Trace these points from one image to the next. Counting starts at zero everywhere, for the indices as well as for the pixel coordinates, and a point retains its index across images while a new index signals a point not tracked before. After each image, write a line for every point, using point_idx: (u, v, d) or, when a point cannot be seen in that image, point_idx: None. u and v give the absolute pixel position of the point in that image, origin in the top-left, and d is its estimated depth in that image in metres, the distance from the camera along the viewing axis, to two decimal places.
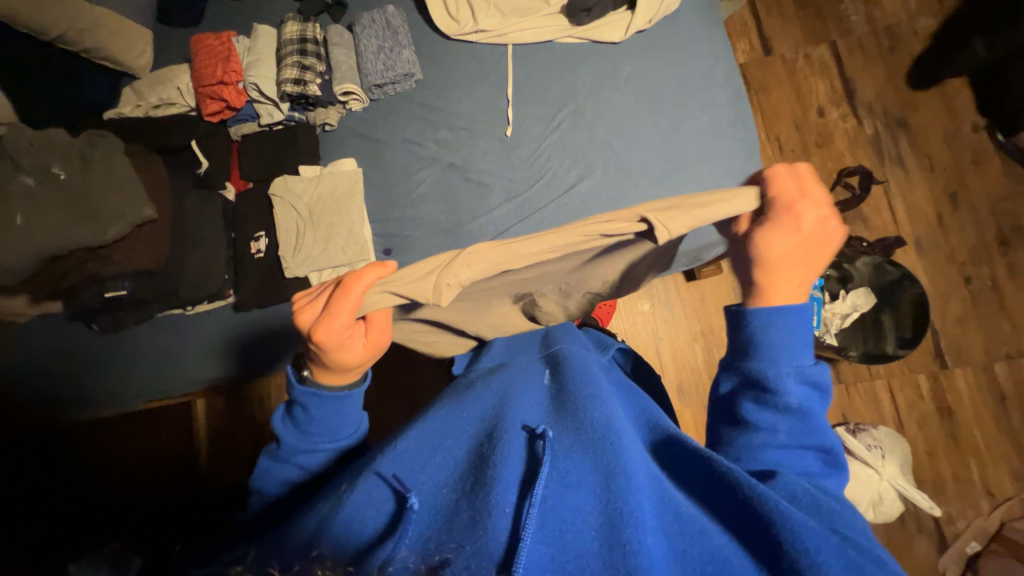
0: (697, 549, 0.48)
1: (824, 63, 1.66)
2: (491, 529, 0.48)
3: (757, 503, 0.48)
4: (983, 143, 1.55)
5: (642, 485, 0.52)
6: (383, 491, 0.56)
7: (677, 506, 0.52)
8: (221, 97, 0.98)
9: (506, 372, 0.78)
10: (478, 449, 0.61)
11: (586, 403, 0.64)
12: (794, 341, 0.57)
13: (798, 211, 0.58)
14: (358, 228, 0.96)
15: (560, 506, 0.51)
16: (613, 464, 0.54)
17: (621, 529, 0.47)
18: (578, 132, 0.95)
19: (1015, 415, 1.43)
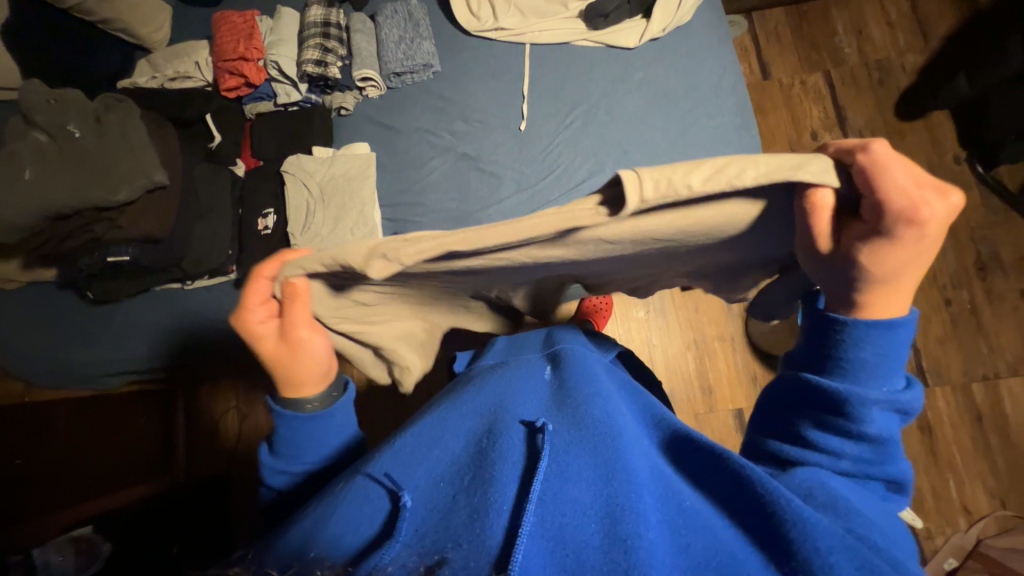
0: (701, 543, 0.48)
1: (818, 90, 1.74)
2: (489, 525, 0.49)
3: (769, 503, 0.47)
4: (964, 173, 1.63)
5: (643, 481, 0.53)
6: (382, 487, 0.56)
7: (679, 501, 0.52)
8: (241, 73, 0.99)
9: (507, 368, 0.78)
10: (476, 445, 0.61)
11: (586, 401, 0.64)
12: (888, 365, 0.53)
13: (925, 217, 0.46)
14: (369, 210, 0.96)
15: (559, 501, 0.52)
16: (613, 461, 0.55)
17: (621, 524, 0.48)
18: (588, 132, 0.98)
19: (991, 436, 1.47)
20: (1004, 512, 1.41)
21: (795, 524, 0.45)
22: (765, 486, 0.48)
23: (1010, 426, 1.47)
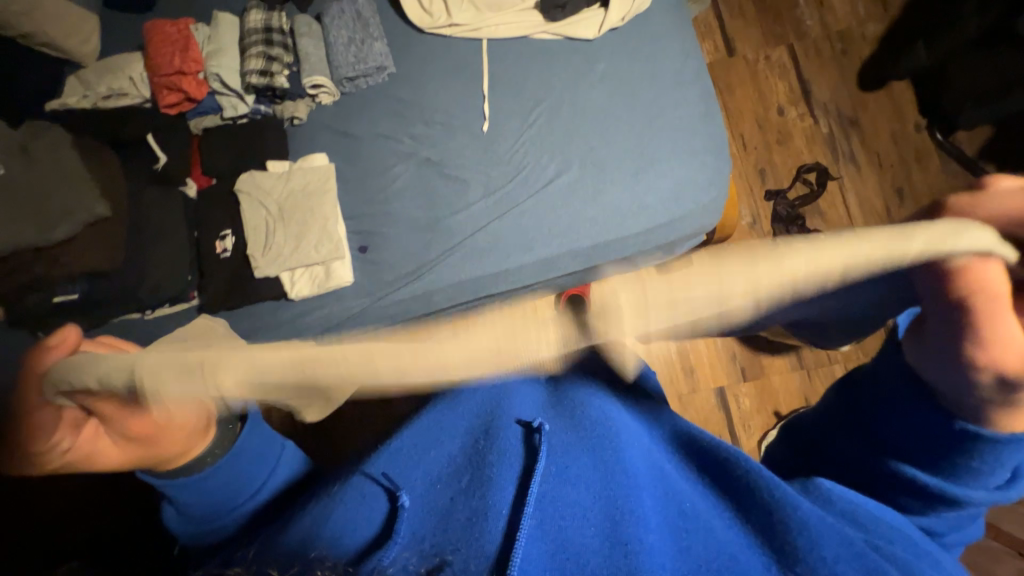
0: (699, 544, 0.49)
1: (783, 65, 1.74)
2: (487, 525, 0.49)
3: (776, 492, 0.51)
4: (924, 142, 1.66)
5: (641, 485, 0.54)
6: (379, 486, 0.55)
7: (677, 505, 0.54)
8: (179, 88, 0.94)
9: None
10: (474, 443, 0.61)
11: (588, 403, 0.66)
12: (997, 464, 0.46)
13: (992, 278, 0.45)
14: (332, 225, 0.93)
15: (558, 502, 0.52)
16: (612, 463, 0.56)
17: (620, 527, 0.49)
18: (554, 128, 0.95)
19: None
20: None
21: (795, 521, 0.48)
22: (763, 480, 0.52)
23: None
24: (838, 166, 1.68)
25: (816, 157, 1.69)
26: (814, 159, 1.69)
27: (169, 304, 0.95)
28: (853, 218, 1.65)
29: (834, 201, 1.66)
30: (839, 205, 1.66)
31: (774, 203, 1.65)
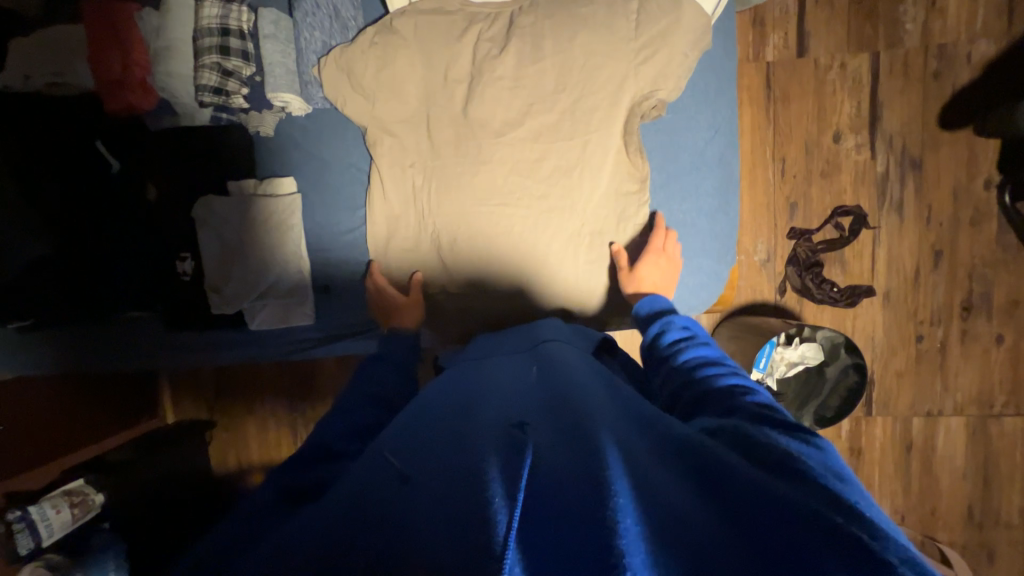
0: (671, 517, 0.45)
1: (857, 78, 1.46)
2: (488, 489, 0.48)
3: (815, 513, 0.43)
4: (988, 202, 1.46)
5: (617, 467, 0.49)
6: (389, 465, 0.57)
7: (659, 482, 0.49)
8: (127, 96, 0.94)
9: (505, 379, 0.76)
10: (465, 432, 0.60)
11: (574, 400, 0.62)
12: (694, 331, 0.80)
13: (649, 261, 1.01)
14: (295, 262, 1.01)
15: (545, 483, 0.49)
16: (590, 450, 0.52)
17: (601, 507, 0.45)
18: (529, 164, 1.00)
19: (913, 463, 1.58)
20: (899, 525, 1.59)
21: (816, 523, 0.42)
22: (796, 470, 0.49)
23: (934, 457, 1.57)
24: (880, 213, 1.50)
25: (858, 199, 1.51)
26: (856, 201, 1.51)
27: None
28: (876, 273, 1.52)
29: (862, 251, 1.52)
30: (866, 257, 1.52)
31: (795, 244, 1.52)
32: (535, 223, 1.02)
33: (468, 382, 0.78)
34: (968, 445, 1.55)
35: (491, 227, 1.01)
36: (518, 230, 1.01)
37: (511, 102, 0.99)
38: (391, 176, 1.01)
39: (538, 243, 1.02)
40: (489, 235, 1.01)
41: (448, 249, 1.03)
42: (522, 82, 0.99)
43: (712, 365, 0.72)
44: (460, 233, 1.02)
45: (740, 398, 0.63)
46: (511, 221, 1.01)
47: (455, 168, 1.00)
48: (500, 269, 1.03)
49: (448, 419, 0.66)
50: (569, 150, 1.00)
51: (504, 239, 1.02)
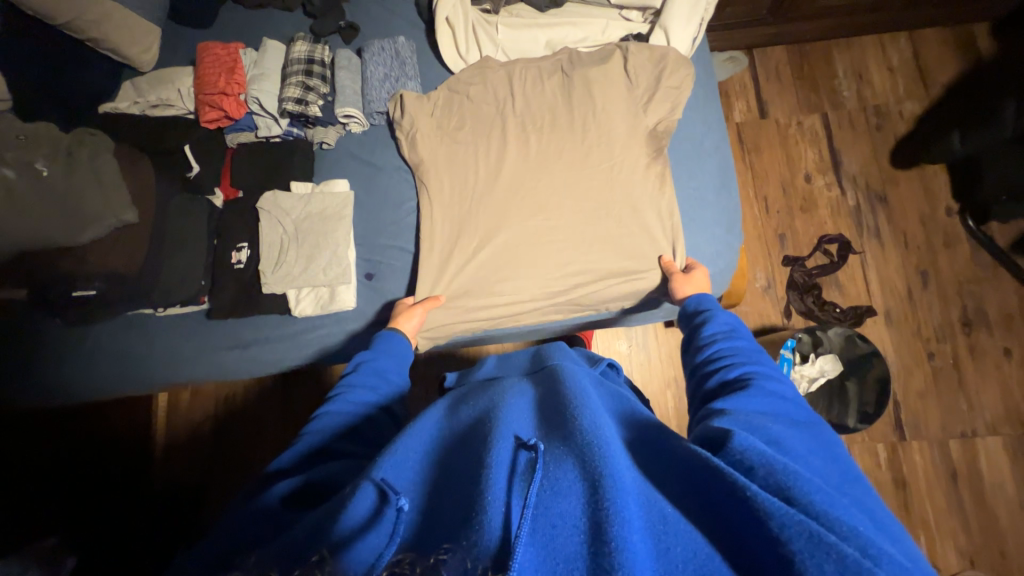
0: (681, 545, 0.43)
1: (814, 132, 1.73)
2: (486, 527, 0.43)
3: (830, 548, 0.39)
4: (954, 226, 1.62)
5: (626, 486, 0.45)
6: (382, 493, 0.51)
7: (668, 506, 0.46)
8: (220, 107, 0.98)
9: (506, 387, 0.68)
10: (464, 461, 0.54)
11: (577, 409, 0.55)
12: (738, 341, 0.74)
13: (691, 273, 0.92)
14: (342, 250, 0.96)
15: (550, 509, 0.45)
16: (594, 466, 0.47)
17: (606, 531, 0.41)
18: (552, 186, 0.98)
19: (965, 493, 1.47)
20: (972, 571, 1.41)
21: (815, 539, 0.40)
22: (806, 502, 0.44)
23: (984, 484, 1.47)
24: (862, 240, 1.65)
25: (839, 228, 1.66)
26: (837, 230, 1.66)
27: (182, 304, 0.99)
28: (872, 294, 1.61)
29: (854, 274, 1.63)
30: (859, 280, 1.63)
31: (791, 270, 1.63)
32: (563, 242, 0.97)
33: (469, 396, 0.71)
34: (1015, 469, 1.47)
35: (506, 260, 0.97)
36: (545, 256, 0.97)
37: (541, 148, 1.00)
38: (427, 193, 0.99)
39: (566, 261, 0.96)
40: (516, 265, 0.97)
41: (476, 269, 0.97)
42: (551, 122, 1.02)
43: (744, 363, 0.68)
44: (470, 273, 0.96)
45: (760, 399, 0.60)
46: (538, 242, 0.97)
47: (479, 212, 0.98)
48: (529, 291, 0.97)
49: (447, 448, 0.59)
50: (596, 170, 0.98)
51: (532, 258, 0.97)
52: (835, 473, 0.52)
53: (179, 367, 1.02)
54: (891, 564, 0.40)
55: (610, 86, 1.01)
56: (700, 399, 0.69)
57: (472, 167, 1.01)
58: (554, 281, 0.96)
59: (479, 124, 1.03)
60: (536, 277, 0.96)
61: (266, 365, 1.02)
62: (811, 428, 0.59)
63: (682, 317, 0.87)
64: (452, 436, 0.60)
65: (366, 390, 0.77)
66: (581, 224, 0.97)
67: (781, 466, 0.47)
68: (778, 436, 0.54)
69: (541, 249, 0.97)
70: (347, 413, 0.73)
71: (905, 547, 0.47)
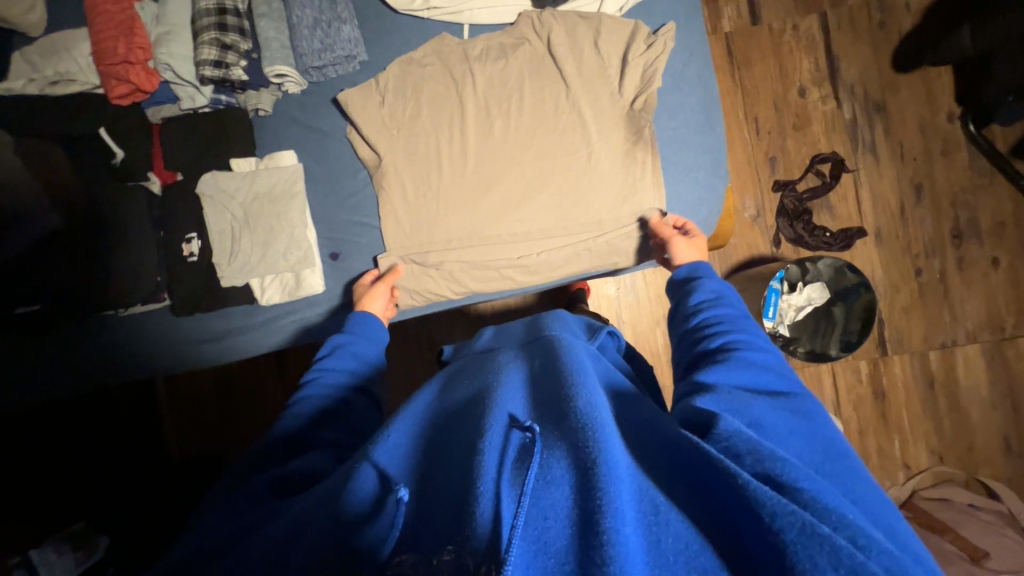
0: (673, 535, 0.42)
1: (810, 36, 1.56)
2: (476, 524, 0.43)
3: (814, 527, 0.40)
4: (954, 132, 1.53)
5: (622, 474, 0.44)
6: (380, 478, 0.53)
7: (663, 495, 0.45)
8: (128, 80, 0.85)
9: (502, 365, 0.68)
10: (457, 446, 0.53)
11: (575, 386, 0.55)
12: (728, 308, 0.73)
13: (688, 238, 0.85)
14: (300, 233, 0.90)
15: (542, 498, 0.44)
16: (589, 451, 0.46)
17: (596, 522, 0.40)
18: (525, 147, 0.88)
19: (940, 398, 1.54)
20: (940, 466, 1.53)
21: (807, 530, 0.40)
22: (792, 477, 0.46)
23: (958, 389, 1.54)
24: (856, 156, 1.56)
25: (833, 145, 1.57)
26: (831, 147, 1.57)
27: (142, 303, 0.93)
28: (864, 214, 1.56)
29: (846, 194, 1.57)
30: (851, 199, 1.56)
31: (781, 195, 1.55)
32: (545, 234, 0.88)
33: (466, 373, 0.71)
34: (989, 372, 1.54)
35: (480, 241, 0.89)
36: (523, 241, 0.88)
37: (506, 138, 0.88)
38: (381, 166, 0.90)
39: (549, 254, 0.90)
40: (490, 245, 0.89)
41: (448, 247, 0.89)
42: (514, 77, 0.89)
43: (729, 331, 0.69)
44: (444, 253, 0.90)
45: (741, 372, 0.61)
46: (515, 222, 0.88)
47: (444, 186, 0.89)
48: (509, 274, 0.91)
49: (439, 429, 0.59)
50: (571, 146, 0.87)
51: (510, 241, 0.89)
52: (813, 451, 0.53)
53: (161, 359, 0.98)
54: (882, 552, 0.41)
55: (581, 63, 0.87)
56: (683, 362, 0.71)
57: (434, 145, 0.89)
58: (536, 271, 0.91)
59: (434, 97, 0.89)
60: (515, 259, 0.89)
61: (242, 353, 0.99)
62: (798, 400, 0.59)
63: (670, 284, 0.85)
64: (440, 420, 0.61)
65: (333, 384, 0.77)
66: (562, 216, 0.88)
67: (767, 448, 0.48)
68: (763, 415, 0.55)
69: (517, 231, 0.88)
70: (321, 403, 0.74)
71: (886, 524, 0.48)
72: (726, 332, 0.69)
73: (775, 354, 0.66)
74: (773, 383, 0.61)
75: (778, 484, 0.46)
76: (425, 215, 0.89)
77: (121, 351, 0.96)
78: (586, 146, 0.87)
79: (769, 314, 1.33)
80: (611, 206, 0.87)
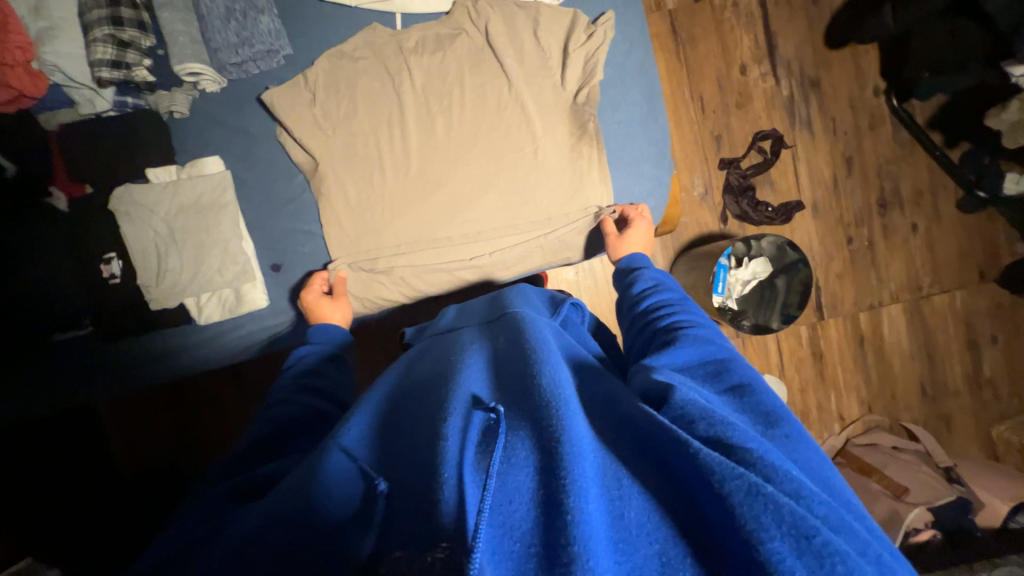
0: (635, 509, 0.41)
1: (750, 13, 1.58)
2: (441, 510, 0.41)
3: (760, 487, 0.39)
4: (880, 107, 1.63)
5: (585, 450, 0.43)
6: (354, 465, 0.50)
7: (624, 467, 0.44)
8: (7, 84, 0.76)
9: (466, 345, 0.66)
10: (419, 436, 0.51)
11: (538, 362, 0.53)
12: (676, 295, 0.76)
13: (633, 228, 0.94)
14: (234, 246, 0.88)
15: (507, 482, 0.42)
16: (553, 430, 0.44)
17: (562, 501, 0.38)
18: (474, 142, 0.93)
19: (868, 355, 1.70)
20: (869, 415, 1.70)
21: (754, 491, 0.39)
22: (740, 437, 0.44)
23: (884, 345, 1.70)
24: (794, 132, 1.63)
25: (772, 122, 1.62)
26: (771, 124, 1.62)
27: (63, 330, 0.86)
28: (802, 188, 1.64)
29: (786, 169, 1.64)
30: (790, 174, 1.64)
31: (726, 173, 1.60)
32: (496, 226, 0.94)
33: (429, 358, 0.68)
34: (909, 328, 1.70)
35: (430, 234, 0.92)
36: (473, 233, 0.93)
37: (450, 135, 0.92)
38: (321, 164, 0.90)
39: (500, 245, 0.94)
40: (440, 238, 0.92)
41: (398, 244, 0.91)
42: (456, 76, 0.93)
43: (677, 312, 0.70)
44: (393, 247, 0.91)
45: (689, 349, 0.60)
46: (466, 215, 0.93)
47: (389, 181, 0.91)
48: (461, 266, 0.94)
49: (402, 419, 0.56)
50: (519, 143, 0.93)
51: (460, 234, 0.93)
52: (756, 412, 0.51)
53: (97, 377, 0.89)
54: (821, 503, 0.41)
55: (523, 55, 0.93)
56: (638, 350, 0.71)
57: (373, 141, 0.91)
58: (487, 263, 0.95)
59: (371, 96, 0.91)
60: (465, 251, 0.93)
61: (180, 373, 0.93)
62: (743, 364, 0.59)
63: (616, 275, 0.89)
64: (403, 409, 0.58)
65: (295, 384, 0.74)
66: (513, 209, 0.94)
67: (720, 416, 0.46)
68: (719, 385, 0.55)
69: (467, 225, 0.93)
70: (284, 404, 0.70)
71: (828, 478, 0.47)
72: (678, 313, 0.70)
73: (715, 330, 0.67)
74: (719, 352, 0.60)
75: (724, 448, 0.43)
76: (370, 211, 0.91)
77: (36, 380, 0.86)
78: (534, 142, 0.93)
79: (718, 289, 1.39)
80: (560, 198, 0.95)
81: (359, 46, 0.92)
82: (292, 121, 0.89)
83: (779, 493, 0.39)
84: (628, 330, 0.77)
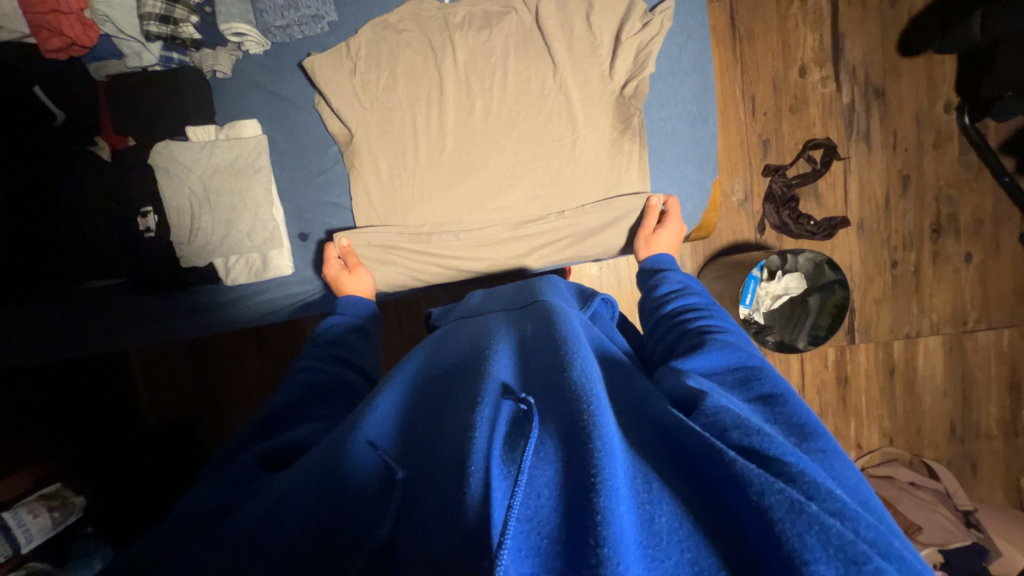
0: (666, 515, 0.38)
1: (818, 11, 1.48)
2: (467, 504, 0.40)
3: (802, 504, 0.35)
4: (949, 124, 1.51)
5: (616, 447, 0.40)
6: (378, 457, 0.50)
7: (654, 471, 0.41)
8: (61, 31, 0.78)
9: (493, 330, 0.65)
10: (447, 424, 0.50)
11: (569, 353, 0.51)
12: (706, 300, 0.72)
13: (669, 227, 0.91)
14: (265, 212, 0.90)
15: (535, 476, 0.40)
16: (583, 423, 0.42)
17: (591, 498, 0.36)
18: (512, 126, 0.91)
19: (898, 385, 1.62)
20: (889, 447, 1.63)
21: (796, 508, 0.35)
22: (780, 448, 0.41)
23: (916, 377, 1.62)
24: (849, 144, 1.53)
25: (827, 131, 1.53)
26: (825, 133, 1.53)
27: (99, 277, 0.89)
28: (849, 203, 1.55)
29: (834, 182, 1.55)
30: (839, 188, 1.55)
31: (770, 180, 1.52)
32: (526, 215, 0.93)
33: (456, 341, 0.67)
34: (947, 362, 1.61)
35: (456, 215, 0.92)
36: (502, 218, 0.93)
37: (487, 119, 0.91)
38: (354, 138, 0.90)
39: (528, 234, 0.93)
40: (466, 220, 0.92)
41: (424, 222, 0.92)
42: (501, 60, 0.90)
43: (708, 317, 0.67)
44: (417, 224, 0.92)
45: (718, 354, 0.57)
46: (496, 200, 0.92)
47: (420, 160, 0.91)
48: (486, 251, 0.93)
49: (432, 403, 0.56)
50: (560, 132, 0.91)
51: (487, 218, 0.92)
52: (789, 423, 0.47)
53: (136, 325, 0.93)
54: (869, 527, 0.37)
55: (571, 43, 0.90)
56: (661, 351, 0.68)
57: (408, 119, 0.90)
58: (513, 251, 0.94)
59: (412, 75, 0.89)
60: (492, 237, 0.93)
61: (211, 327, 0.96)
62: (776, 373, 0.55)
63: (646, 276, 0.86)
64: (430, 394, 0.58)
65: (318, 362, 0.75)
66: (546, 200, 0.92)
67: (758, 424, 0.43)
68: (756, 394, 0.52)
69: (495, 210, 0.92)
70: (308, 371, 0.72)
71: (867, 499, 0.43)
72: (707, 318, 0.67)
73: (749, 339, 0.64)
74: (754, 360, 0.57)
75: (764, 461, 0.40)
76: (399, 186, 0.92)
77: (76, 323, 0.91)
78: (575, 133, 0.91)
79: (747, 301, 1.34)
80: (594, 193, 0.93)
81: (404, 20, 0.89)
82: (331, 90, 0.88)
83: (824, 513, 0.36)
84: (654, 333, 0.74)
